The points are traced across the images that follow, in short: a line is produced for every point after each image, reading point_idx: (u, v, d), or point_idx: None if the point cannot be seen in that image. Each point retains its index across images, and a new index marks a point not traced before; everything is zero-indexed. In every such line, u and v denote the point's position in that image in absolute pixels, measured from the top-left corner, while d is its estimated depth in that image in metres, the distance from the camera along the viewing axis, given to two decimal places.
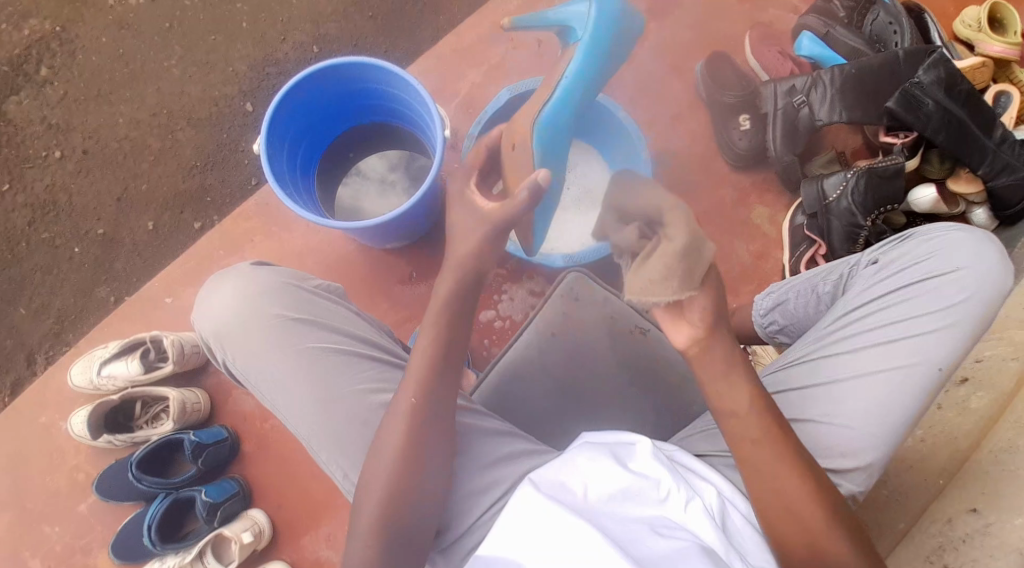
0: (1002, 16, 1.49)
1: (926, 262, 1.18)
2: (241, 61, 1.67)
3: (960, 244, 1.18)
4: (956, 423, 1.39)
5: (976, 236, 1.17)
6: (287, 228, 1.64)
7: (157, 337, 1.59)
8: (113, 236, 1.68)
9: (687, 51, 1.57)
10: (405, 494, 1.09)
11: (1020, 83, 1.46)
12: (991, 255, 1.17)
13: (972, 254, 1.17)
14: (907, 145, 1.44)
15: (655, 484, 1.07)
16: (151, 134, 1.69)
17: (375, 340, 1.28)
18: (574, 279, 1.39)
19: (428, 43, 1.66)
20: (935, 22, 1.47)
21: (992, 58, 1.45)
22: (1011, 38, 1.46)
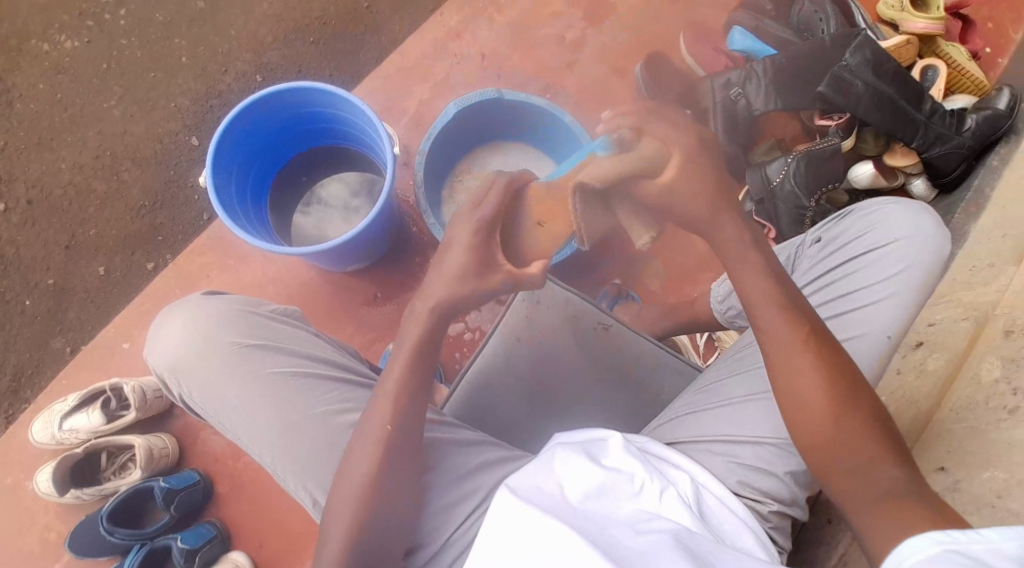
0: None
1: (865, 236, 1.21)
2: (183, 96, 1.65)
3: (895, 215, 1.20)
4: (917, 387, 1.31)
5: (911, 207, 1.20)
6: (243, 261, 1.62)
7: (117, 385, 1.56)
8: (64, 284, 1.64)
9: (627, 53, 1.61)
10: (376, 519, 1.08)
11: (945, 57, 1.54)
12: (926, 222, 1.19)
13: (910, 226, 1.19)
14: (842, 126, 1.52)
15: (629, 477, 1.07)
16: (95, 177, 1.66)
17: (336, 360, 1.26)
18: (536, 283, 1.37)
19: (372, 64, 1.65)
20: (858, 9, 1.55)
21: (916, 34, 1.53)
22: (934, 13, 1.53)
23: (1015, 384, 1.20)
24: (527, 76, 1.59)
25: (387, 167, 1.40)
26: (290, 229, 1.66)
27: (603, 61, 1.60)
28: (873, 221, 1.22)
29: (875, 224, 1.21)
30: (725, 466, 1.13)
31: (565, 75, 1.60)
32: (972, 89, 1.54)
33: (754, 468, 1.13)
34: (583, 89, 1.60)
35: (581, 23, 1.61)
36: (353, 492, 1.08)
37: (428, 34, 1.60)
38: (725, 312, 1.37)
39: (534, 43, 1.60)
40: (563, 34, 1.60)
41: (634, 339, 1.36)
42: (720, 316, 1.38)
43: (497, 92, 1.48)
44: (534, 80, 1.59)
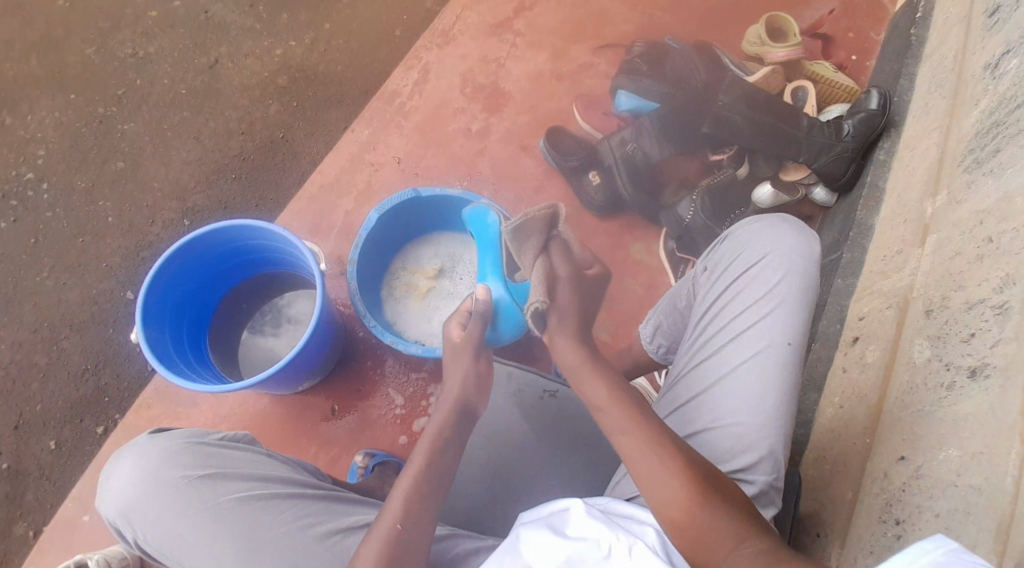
0: (783, 26, 1.74)
1: (741, 257, 1.32)
2: (112, 254, 1.68)
3: (759, 233, 1.32)
4: (862, 380, 1.44)
5: (770, 222, 1.32)
6: (191, 404, 1.61)
7: (81, 561, 1.41)
8: (16, 466, 1.59)
9: (530, 131, 1.72)
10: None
11: (813, 75, 1.71)
12: (789, 232, 1.31)
13: (775, 238, 1.31)
14: (732, 157, 1.67)
15: (595, 543, 1.02)
16: (35, 351, 1.64)
17: (289, 476, 1.26)
18: None
19: (295, 187, 1.71)
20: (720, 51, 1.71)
21: (781, 61, 1.72)
22: (791, 40, 1.72)
23: (946, 360, 1.28)
24: (444, 170, 1.68)
25: (317, 279, 1.46)
26: (255, 351, 1.68)
27: (510, 143, 1.71)
28: (745, 242, 1.33)
29: (747, 245, 1.33)
30: None
31: (478, 162, 1.69)
32: (847, 96, 1.71)
33: None
34: (497, 172, 1.70)
35: (482, 115, 1.72)
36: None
37: (344, 150, 1.69)
38: (658, 351, 1.48)
39: (443, 139, 1.70)
40: (469, 127, 1.71)
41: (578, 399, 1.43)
42: (656, 356, 1.50)
43: (414, 191, 1.56)
44: (451, 172, 1.68)
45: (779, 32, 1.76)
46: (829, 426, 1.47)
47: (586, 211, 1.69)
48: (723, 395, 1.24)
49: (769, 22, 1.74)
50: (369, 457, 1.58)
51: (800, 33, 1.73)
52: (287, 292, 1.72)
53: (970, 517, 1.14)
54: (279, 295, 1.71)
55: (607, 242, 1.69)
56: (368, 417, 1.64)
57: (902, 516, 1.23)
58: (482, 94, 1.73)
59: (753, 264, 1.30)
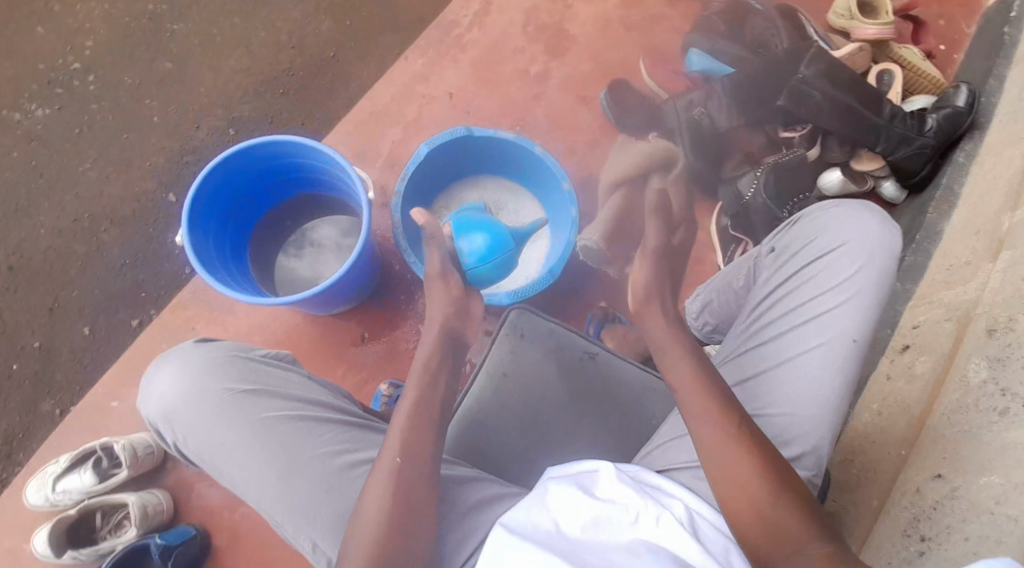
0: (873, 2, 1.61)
1: (817, 243, 1.25)
2: (158, 154, 1.68)
3: (841, 219, 1.24)
4: (907, 392, 1.35)
5: (852, 208, 1.24)
6: (229, 310, 1.58)
7: (107, 444, 1.50)
8: (49, 347, 1.60)
9: (590, 81, 1.66)
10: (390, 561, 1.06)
11: (900, 58, 1.57)
12: (873, 222, 1.23)
13: (855, 226, 1.23)
14: (805, 136, 1.55)
15: (624, 508, 1.08)
16: (76, 240, 1.65)
17: (328, 401, 1.25)
18: (518, 315, 1.42)
19: (341, 111, 1.70)
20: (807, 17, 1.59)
21: (868, 40, 1.56)
22: (885, 19, 1.57)
23: (1003, 385, 1.20)
24: (497, 110, 1.64)
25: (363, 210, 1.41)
26: (278, 274, 1.63)
27: (567, 91, 1.65)
28: (823, 227, 1.26)
29: (825, 230, 1.25)
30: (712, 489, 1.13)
31: (533, 108, 1.64)
32: (931, 89, 1.57)
33: None
34: (551, 120, 1.64)
35: (542, 57, 1.66)
36: (369, 533, 1.08)
37: (395, 79, 1.65)
38: (703, 328, 1.47)
39: (499, 78, 1.65)
40: (527, 69, 1.66)
41: (617, 364, 1.40)
42: (699, 332, 1.49)
43: (466, 129, 1.50)
44: (502, 116, 1.64)
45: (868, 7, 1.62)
46: (862, 431, 1.40)
47: None
48: (774, 385, 1.19)
49: None
50: (394, 387, 1.52)
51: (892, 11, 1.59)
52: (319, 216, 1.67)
53: (1002, 546, 1.11)
54: (309, 218, 1.66)
55: None
56: (396, 347, 1.57)
57: (928, 534, 1.20)
58: (545, 35, 1.67)
59: (826, 252, 1.23)
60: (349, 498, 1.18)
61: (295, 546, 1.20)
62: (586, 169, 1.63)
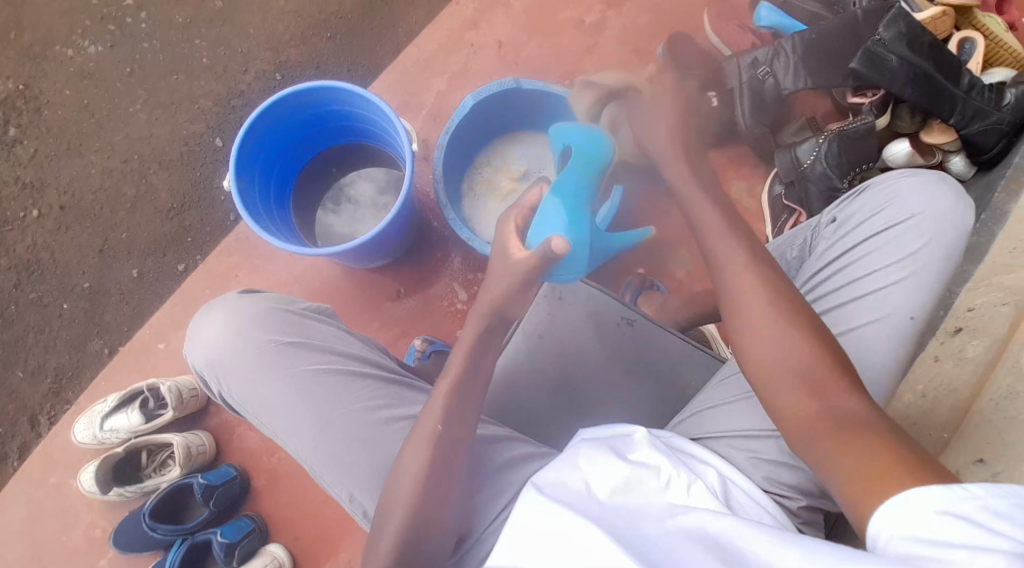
0: None
1: (883, 213, 1.20)
2: (205, 97, 1.68)
3: (913, 191, 1.19)
4: (955, 375, 1.30)
5: (925, 180, 1.19)
6: (271, 259, 1.58)
7: (154, 384, 1.53)
8: (98, 287, 1.63)
9: (647, 34, 1.62)
10: (424, 524, 1.08)
11: (981, 27, 1.50)
12: (946, 196, 1.18)
13: (925, 199, 1.18)
14: (876, 102, 1.49)
15: (655, 472, 1.05)
16: (124, 181, 1.67)
17: (368, 356, 1.24)
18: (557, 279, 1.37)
19: (389, 57, 1.68)
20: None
21: (952, 6, 1.49)
22: None
23: None
24: (547, 62, 1.61)
25: (408, 164, 1.38)
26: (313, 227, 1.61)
27: (622, 44, 1.62)
28: (890, 197, 1.20)
29: (892, 201, 1.20)
30: (748, 461, 1.12)
31: (586, 61, 1.61)
32: (1011, 62, 1.52)
33: (779, 463, 1.11)
34: (603, 75, 1.61)
35: (600, 5, 1.63)
36: (408, 490, 1.09)
37: (444, 24, 1.63)
38: None
39: (552, 26, 1.62)
40: (583, 19, 1.62)
41: (657, 333, 1.36)
42: None
43: (516, 82, 1.46)
44: (553, 66, 1.61)
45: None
46: None
47: None
48: None
49: None
50: (427, 342, 1.51)
51: None
52: (355, 169, 1.65)
53: None
54: (344, 171, 1.64)
55: None
56: (435, 302, 1.57)
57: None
58: None
59: (893, 224, 1.18)
60: (387, 453, 1.16)
61: (332, 497, 1.18)
62: None
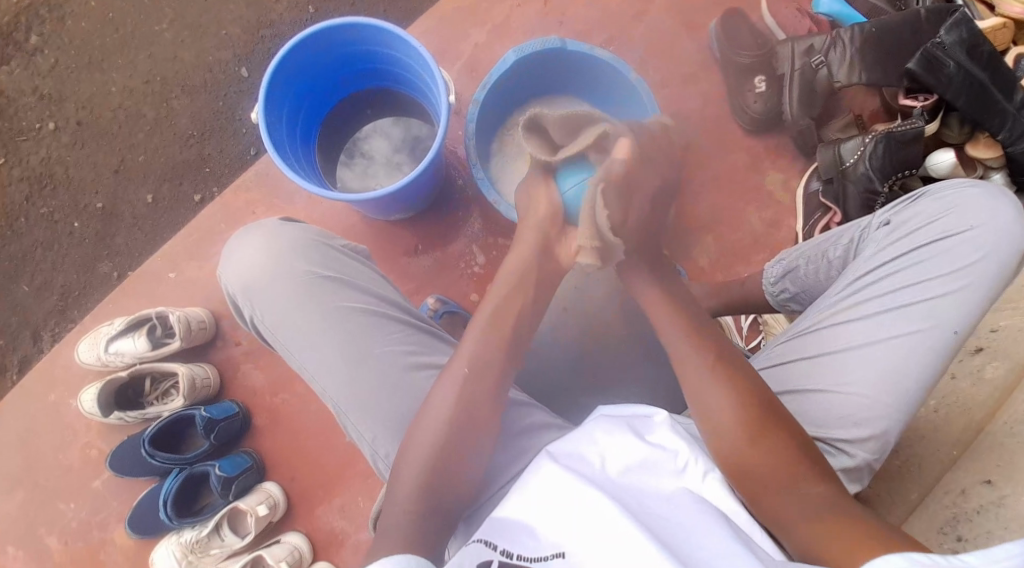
0: None
1: (940, 221, 1.19)
2: (234, 23, 1.61)
3: (974, 201, 1.18)
4: (971, 394, 1.32)
5: (988, 193, 1.18)
6: (290, 200, 1.55)
7: (163, 313, 1.51)
8: (110, 209, 1.60)
9: (699, 10, 1.57)
10: (448, 480, 1.08)
11: None
12: (1005, 212, 1.17)
13: (985, 212, 1.17)
14: (928, 107, 1.42)
15: (673, 455, 1.04)
16: (145, 102, 1.62)
17: (402, 302, 1.22)
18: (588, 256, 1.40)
19: (428, 2, 1.62)
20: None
21: (1014, 19, 1.44)
22: None
23: None
24: (592, 25, 1.56)
25: (443, 117, 1.34)
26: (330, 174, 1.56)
27: (672, 17, 1.57)
28: (949, 206, 1.19)
29: (951, 211, 1.19)
30: None
31: (633, 29, 1.56)
32: None
33: None
34: (648, 46, 1.56)
35: None
36: (429, 449, 1.08)
37: None
38: (778, 294, 1.38)
39: None
40: None
41: None
42: (772, 298, 1.40)
43: (561, 42, 1.41)
44: (598, 30, 1.56)
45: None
46: (914, 426, 1.37)
47: (735, 118, 1.55)
48: (859, 362, 1.14)
49: None
50: (442, 303, 1.49)
51: None
52: (377, 120, 1.60)
53: None
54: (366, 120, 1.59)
55: (744, 161, 1.56)
56: (452, 261, 1.54)
57: (965, 535, 1.18)
58: None
59: (949, 234, 1.17)
60: (416, 401, 1.16)
61: (352, 438, 1.17)
62: (676, 106, 1.56)
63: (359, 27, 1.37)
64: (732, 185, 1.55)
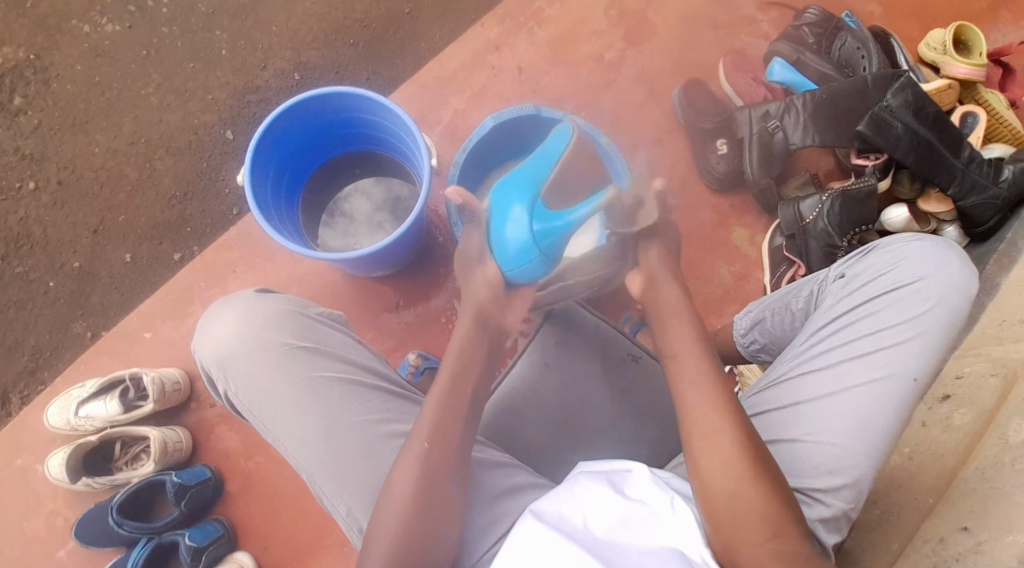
0: (967, 37, 1.62)
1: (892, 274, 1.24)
2: (220, 89, 1.66)
3: (922, 255, 1.24)
4: (941, 441, 1.34)
5: (934, 246, 1.24)
6: (271, 257, 1.57)
7: (137, 374, 1.48)
8: (89, 269, 1.60)
9: (665, 77, 1.67)
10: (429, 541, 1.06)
11: (985, 104, 1.59)
12: (951, 264, 1.23)
13: (933, 264, 1.23)
14: (879, 166, 1.53)
15: (654, 509, 1.03)
16: (129, 164, 1.64)
17: (377, 368, 1.22)
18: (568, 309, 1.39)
19: (410, 71, 1.70)
20: (857, 22, 1.64)
21: (957, 79, 1.58)
22: (977, 59, 1.59)
23: None
24: (565, 93, 1.65)
25: (426, 179, 1.36)
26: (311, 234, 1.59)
27: (640, 84, 1.67)
28: (899, 260, 1.25)
29: (900, 263, 1.25)
30: None
31: (603, 95, 1.66)
32: (1010, 138, 1.59)
33: None
34: (618, 111, 1.66)
35: (622, 45, 1.68)
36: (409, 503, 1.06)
37: (468, 45, 1.66)
38: (748, 345, 1.43)
39: (573, 59, 1.66)
40: (603, 54, 1.67)
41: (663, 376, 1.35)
42: (741, 349, 1.44)
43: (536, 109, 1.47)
44: (571, 97, 1.65)
45: (963, 43, 1.63)
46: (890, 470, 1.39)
47: (701, 178, 1.64)
48: (828, 411, 1.18)
49: (956, 29, 1.61)
50: (423, 358, 1.50)
51: (984, 50, 1.60)
52: (360, 179, 1.63)
53: None
54: (350, 180, 1.63)
55: (711, 218, 1.64)
56: (434, 318, 1.56)
57: None
58: (628, 22, 1.69)
59: (902, 285, 1.23)
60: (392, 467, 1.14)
61: (325, 507, 1.15)
62: (646, 166, 1.64)
63: (342, 94, 1.41)
64: (701, 240, 1.63)
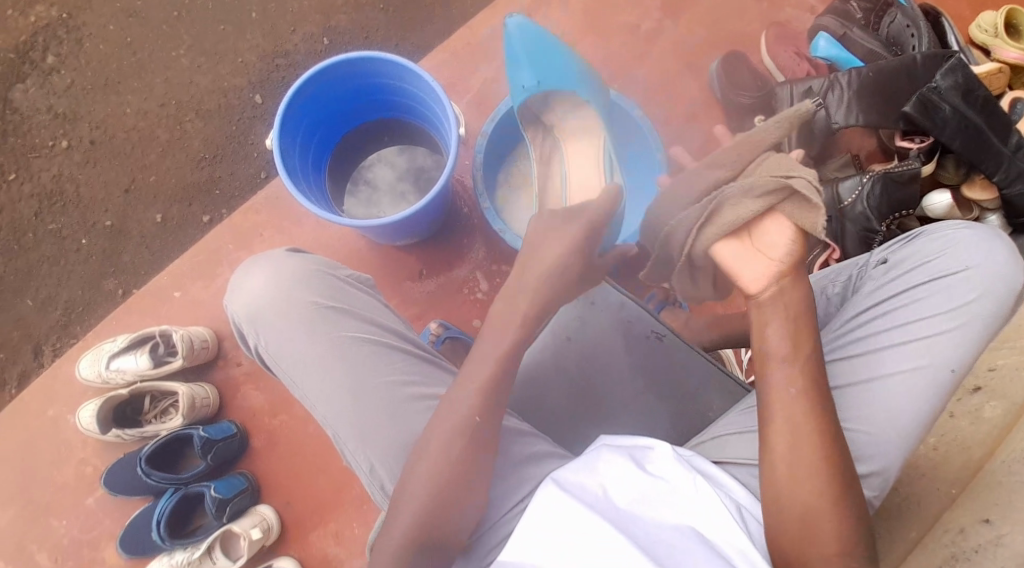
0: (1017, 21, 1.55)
1: (936, 261, 1.18)
2: (250, 51, 1.67)
3: (970, 242, 1.17)
4: (968, 433, 1.30)
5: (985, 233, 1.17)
6: (298, 221, 1.58)
7: (166, 331, 1.52)
8: (120, 227, 1.64)
9: (702, 50, 1.62)
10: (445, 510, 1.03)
11: None
12: (1001, 252, 1.16)
13: (982, 252, 1.16)
14: (924, 149, 1.46)
15: (671, 487, 1.00)
16: (159, 125, 1.66)
17: (403, 331, 1.22)
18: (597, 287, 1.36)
19: (440, 38, 1.68)
20: None
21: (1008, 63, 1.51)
22: None
23: None
24: (597, 63, 1.61)
25: (453, 147, 1.34)
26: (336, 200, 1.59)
27: (675, 57, 1.62)
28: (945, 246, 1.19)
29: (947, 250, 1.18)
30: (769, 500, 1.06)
31: (637, 67, 1.62)
32: None
33: None
34: (651, 84, 1.62)
35: (658, 15, 1.63)
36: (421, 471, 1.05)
37: (499, 12, 1.62)
38: None
39: (606, 29, 1.62)
40: (638, 24, 1.62)
41: (686, 354, 1.34)
42: None
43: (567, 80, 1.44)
44: (603, 67, 1.61)
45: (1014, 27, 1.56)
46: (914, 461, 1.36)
47: None
48: (858, 399, 1.14)
49: (1008, 12, 1.55)
50: (444, 327, 1.51)
51: None
52: (386, 147, 1.63)
53: None
54: (376, 147, 1.62)
55: None
56: (457, 288, 1.56)
57: None
58: None
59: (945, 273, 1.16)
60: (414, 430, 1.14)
61: (350, 464, 1.17)
62: (679, 141, 1.60)
63: (371, 59, 1.39)
64: None
